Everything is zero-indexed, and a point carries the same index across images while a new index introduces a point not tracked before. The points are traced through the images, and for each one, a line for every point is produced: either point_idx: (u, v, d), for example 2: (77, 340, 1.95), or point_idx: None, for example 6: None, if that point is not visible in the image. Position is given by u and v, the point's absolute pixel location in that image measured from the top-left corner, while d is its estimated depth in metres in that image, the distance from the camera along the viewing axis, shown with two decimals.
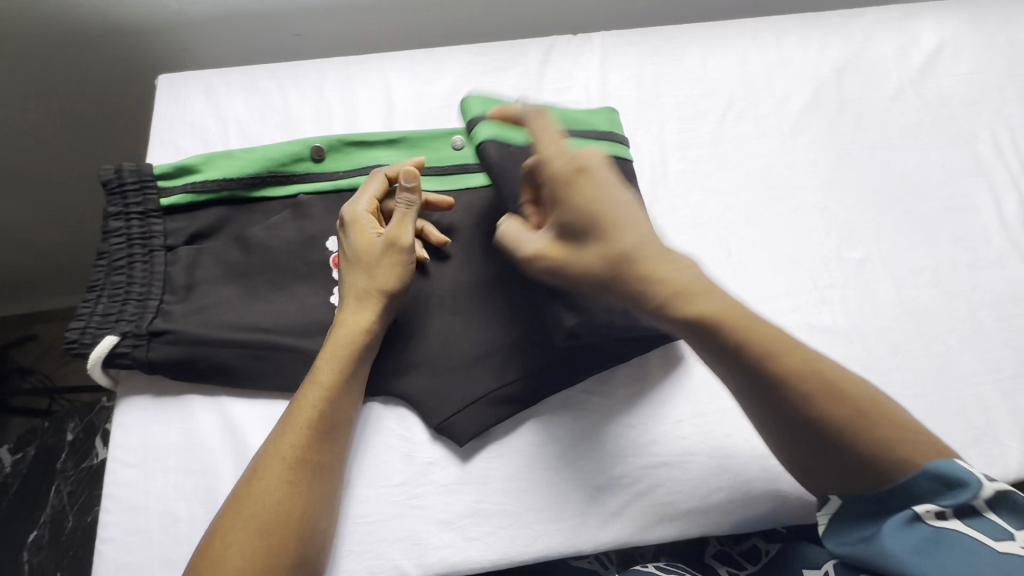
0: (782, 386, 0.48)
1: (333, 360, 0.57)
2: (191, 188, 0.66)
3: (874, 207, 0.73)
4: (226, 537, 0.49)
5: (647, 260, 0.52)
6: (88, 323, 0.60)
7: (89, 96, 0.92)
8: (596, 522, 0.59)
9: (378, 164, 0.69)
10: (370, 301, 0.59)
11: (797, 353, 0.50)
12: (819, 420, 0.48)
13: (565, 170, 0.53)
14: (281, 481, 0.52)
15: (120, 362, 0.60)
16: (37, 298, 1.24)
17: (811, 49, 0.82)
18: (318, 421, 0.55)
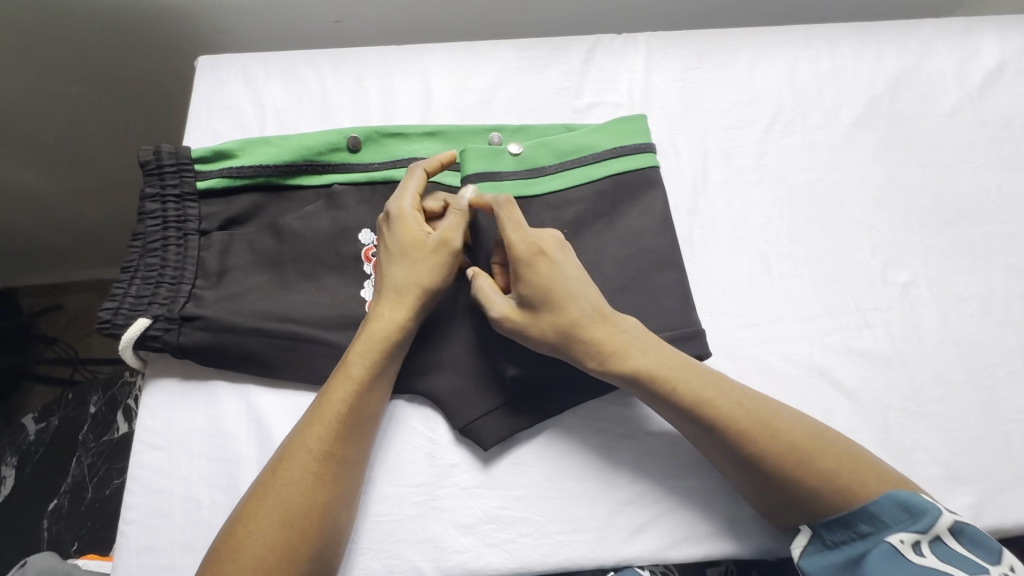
0: (722, 435, 0.53)
1: (366, 354, 0.56)
2: (228, 173, 0.65)
3: (923, 229, 0.71)
4: (248, 525, 0.49)
5: (598, 325, 0.56)
6: (121, 304, 0.60)
7: (129, 73, 0.93)
8: (618, 537, 0.58)
9: (415, 157, 0.68)
10: (407, 298, 0.58)
11: (745, 408, 0.53)
12: (747, 461, 0.52)
13: (526, 246, 0.57)
14: (307, 473, 0.51)
15: (152, 345, 0.60)
16: (66, 269, 1.26)
17: (865, 60, 0.79)
18: (347, 415, 0.54)
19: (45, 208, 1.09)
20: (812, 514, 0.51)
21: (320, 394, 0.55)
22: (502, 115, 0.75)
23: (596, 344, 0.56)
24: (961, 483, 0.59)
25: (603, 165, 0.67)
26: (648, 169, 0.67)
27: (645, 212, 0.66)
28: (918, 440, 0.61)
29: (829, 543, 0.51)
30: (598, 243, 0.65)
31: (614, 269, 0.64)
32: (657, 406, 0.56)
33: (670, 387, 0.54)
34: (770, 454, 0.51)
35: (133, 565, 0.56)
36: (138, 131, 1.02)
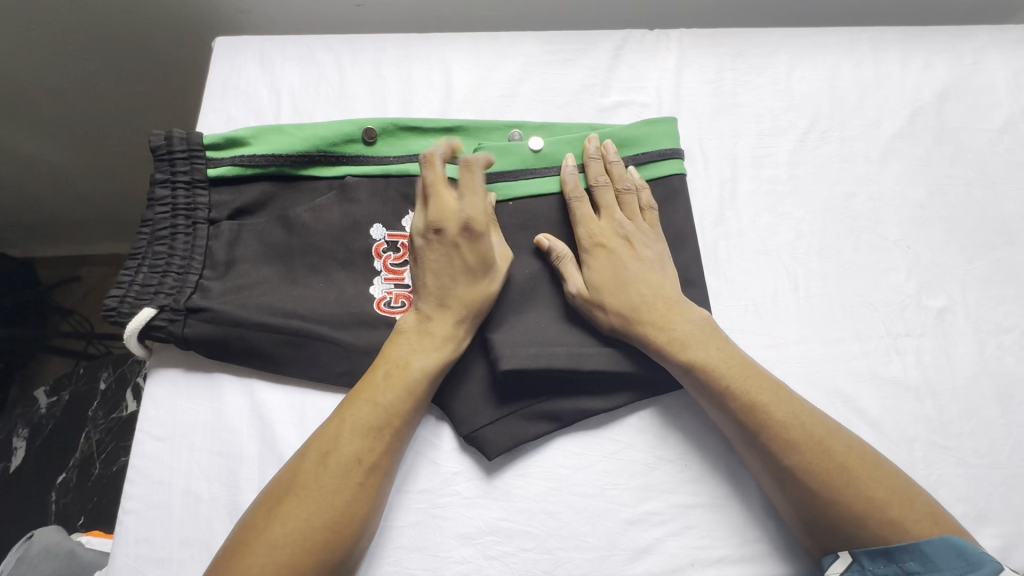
0: (780, 451, 0.52)
1: (423, 366, 0.54)
2: (240, 161, 0.64)
3: (964, 253, 0.67)
4: (287, 526, 0.47)
5: (662, 310, 0.57)
6: (127, 292, 0.60)
7: (147, 51, 0.91)
8: (622, 557, 0.56)
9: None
10: (466, 312, 0.57)
11: (805, 425, 0.52)
12: (788, 469, 0.51)
13: (596, 230, 0.60)
14: (352, 480, 0.50)
15: (157, 335, 0.59)
16: (82, 243, 1.26)
17: (912, 68, 0.74)
18: (399, 425, 0.53)
19: (62, 182, 1.09)
20: (840, 538, 0.50)
21: (371, 397, 0.53)
22: (524, 111, 0.72)
23: (655, 327, 0.56)
24: (987, 523, 0.56)
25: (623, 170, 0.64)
26: (673, 176, 0.64)
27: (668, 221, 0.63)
28: (945, 476, 0.58)
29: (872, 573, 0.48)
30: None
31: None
32: (709, 405, 0.55)
33: (722, 379, 0.54)
34: (817, 465, 0.51)
35: (130, 556, 0.56)
36: (156, 110, 1.01)
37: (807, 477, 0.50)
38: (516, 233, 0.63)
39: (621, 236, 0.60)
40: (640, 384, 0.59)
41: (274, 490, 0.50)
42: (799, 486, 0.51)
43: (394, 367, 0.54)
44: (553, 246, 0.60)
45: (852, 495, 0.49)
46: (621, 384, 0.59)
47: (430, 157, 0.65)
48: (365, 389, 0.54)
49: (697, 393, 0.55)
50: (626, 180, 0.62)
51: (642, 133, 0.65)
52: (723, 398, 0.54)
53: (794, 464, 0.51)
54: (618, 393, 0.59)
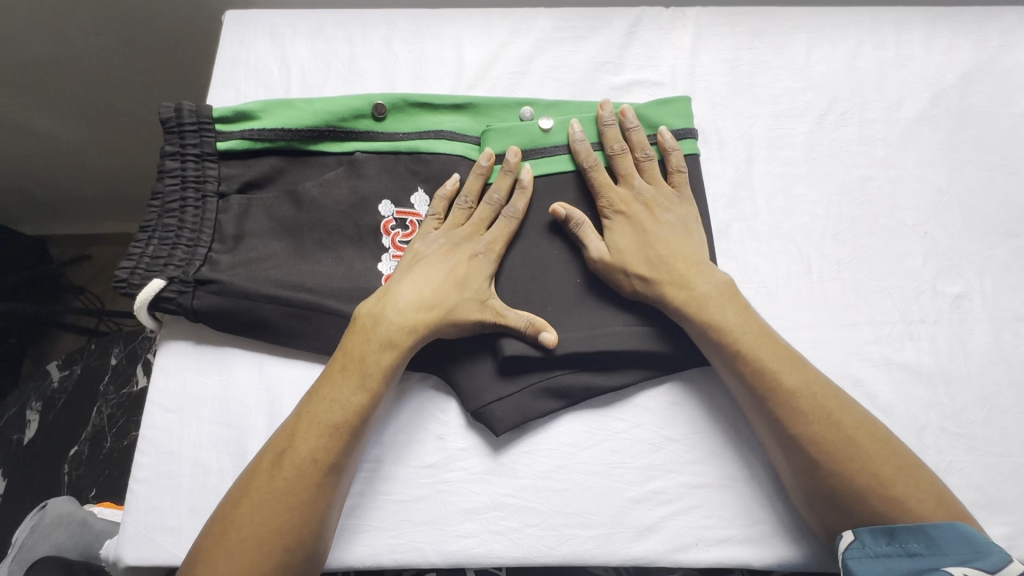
0: (786, 422, 0.52)
1: (374, 364, 0.54)
2: (248, 135, 0.63)
3: (983, 240, 0.65)
4: (243, 531, 0.48)
5: (682, 271, 0.56)
6: (138, 263, 0.60)
7: (158, 26, 0.91)
8: (626, 535, 0.56)
9: (442, 129, 0.65)
10: (427, 312, 0.55)
11: (812, 398, 0.52)
12: (793, 439, 0.51)
13: (614, 195, 0.60)
14: (307, 482, 0.50)
15: (166, 307, 0.60)
16: (94, 221, 1.27)
17: (936, 50, 0.72)
18: (351, 424, 0.52)
19: (73, 159, 1.09)
20: (844, 514, 0.50)
21: (331, 395, 0.53)
22: (536, 88, 0.71)
23: (676, 288, 0.55)
24: (997, 511, 0.56)
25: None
26: (685, 156, 0.63)
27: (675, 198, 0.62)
28: (956, 463, 0.57)
29: (875, 551, 0.48)
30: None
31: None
32: (724, 371, 0.55)
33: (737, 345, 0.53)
34: (824, 438, 0.50)
35: (141, 523, 0.57)
36: (165, 86, 1.01)
37: (811, 450, 0.50)
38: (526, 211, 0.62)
39: (640, 199, 0.60)
40: (648, 365, 0.59)
41: (233, 494, 0.51)
42: (803, 459, 0.51)
43: (351, 362, 0.54)
44: (568, 216, 0.59)
45: (858, 474, 0.49)
46: (629, 364, 0.59)
47: (440, 134, 0.65)
48: (324, 386, 0.54)
49: (711, 352, 0.55)
50: (646, 148, 0.62)
51: (654, 113, 0.64)
52: (735, 365, 0.54)
53: (802, 434, 0.51)
54: (625, 374, 0.59)
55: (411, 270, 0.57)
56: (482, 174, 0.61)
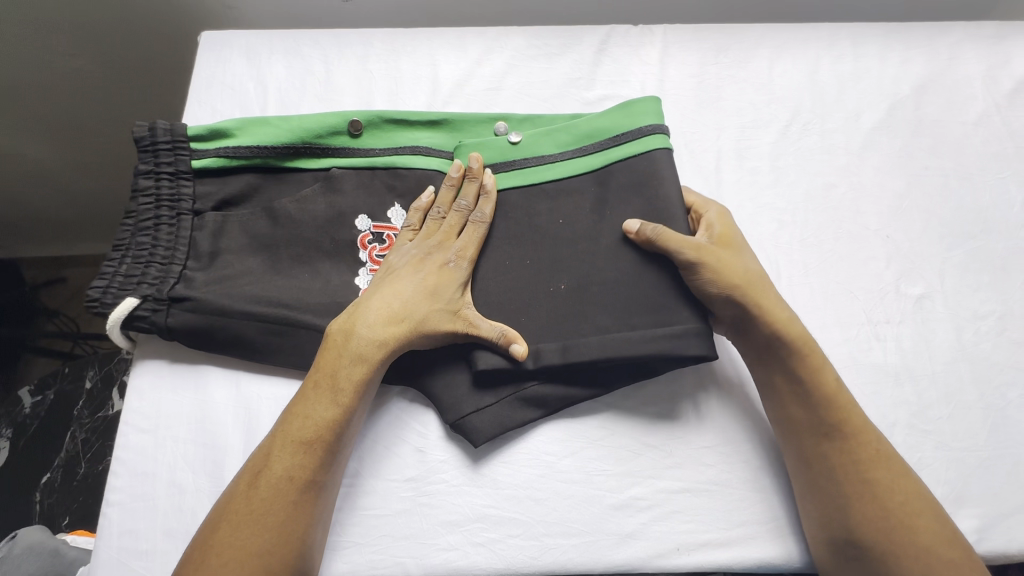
0: (845, 465, 0.53)
1: (350, 375, 0.54)
2: (223, 152, 0.64)
3: (942, 243, 0.68)
4: (222, 554, 0.48)
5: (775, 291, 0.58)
6: (111, 282, 0.60)
7: (140, 46, 0.93)
8: (607, 542, 0.57)
9: (418, 145, 0.66)
10: (401, 324, 0.56)
11: (869, 439, 0.54)
12: (852, 487, 0.52)
13: (716, 215, 0.62)
14: (286, 501, 0.50)
15: (139, 325, 0.59)
16: (69, 244, 1.26)
17: (891, 62, 0.76)
18: (326, 439, 0.52)
19: (44, 178, 1.08)
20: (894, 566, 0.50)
21: (304, 410, 0.53)
22: (509, 104, 0.73)
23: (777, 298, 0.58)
24: (966, 505, 0.57)
25: (603, 154, 0.63)
26: (659, 150, 0.62)
27: (648, 197, 0.61)
28: (925, 459, 0.59)
29: None
30: (594, 232, 0.61)
31: (612, 260, 0.60)
32: (796, 406, 0.56)
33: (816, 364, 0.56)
34: (881, 484, 0.52)
35: (114, 548, 0.56)
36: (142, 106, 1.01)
37: (867, 496, 0.52)
38: (501, 223, 0.63)
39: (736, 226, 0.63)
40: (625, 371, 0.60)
41: (212, 518, 0.50)
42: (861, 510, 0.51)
43: (323, 377, 0.54)
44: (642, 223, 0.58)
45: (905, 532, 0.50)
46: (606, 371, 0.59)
47: (417, 150, 0.66)
48: (300, 404, 0.54)
49: (774, 377, 0.57)
50: None
51: (621, 120, 0.64)
52: (803, 397, 0.55)
53: (851, 468, 0.53)
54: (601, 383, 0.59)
55: (394, 280, 0.58)
56: (451, 184, 0.62)
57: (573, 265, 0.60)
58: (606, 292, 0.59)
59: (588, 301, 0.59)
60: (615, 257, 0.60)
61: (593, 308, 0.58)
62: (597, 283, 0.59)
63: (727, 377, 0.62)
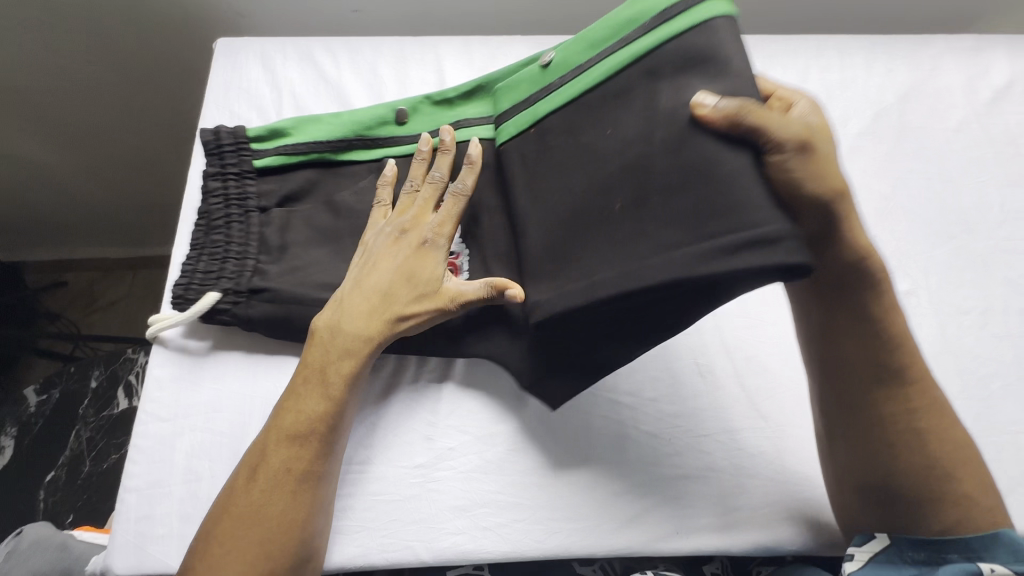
0: (895, 415, 0.53)
1: (342, 362, 0.56)
2: (283, 151, 0.67)
3: (926, 242, 0.71)
4: (226, 543, 0.50)
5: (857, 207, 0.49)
6: (191, 279, 0.63)
7: (153, 52, 0.95)
8: (610, 526, 0.59)
9: (461, 119, 0.65)
10: (382, 311, 0.57)
11: (924, 389, 0.53)
12: (898, 438, 0.52)
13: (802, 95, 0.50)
14: (284, 492, 0.52)
15: (221, 318, 0.63)
16: (75, 247, 1.27)
17: (876, 72, 0.80)
18: (318, 430, 0.54)
19: (52, 180, 1.10)
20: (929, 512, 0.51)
21: (295, 405, 0.55)
22: None
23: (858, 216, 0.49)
24: None
25: (640, 43, 0.51)
26: (711, 19, 0.48)
27: (723, 75, 0.47)
28: None
29: (907, 559, 0.51)
30: (645, 131, 0.49)
31: (669, 156, 0.47)
32: (857, 350, 0.53)
33: (887, 307, 0.52)
34: (928, 432, 0.52)
35: (130, 533, 0.57)
36: (152, 110, 1.04)
37: (914, 445, 0.52)
38: None
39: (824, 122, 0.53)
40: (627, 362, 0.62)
41: (216, 509, 0.52)
42: (907, 458, 0.52)
43: (313, 373, 0.56)
44: (716, 96, 0.46)
45: (942, 481, 0.52)
46: None
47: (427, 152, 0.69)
48: (292, 399, 0.55)
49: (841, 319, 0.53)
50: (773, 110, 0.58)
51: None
52: (876, 341, 0.52)
53: (899, 418, 0.52)
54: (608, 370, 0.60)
55: (372, 261, 0.59)
56: (424, 159, 0.62)
57: (626, 178, 0.49)
58: (668, 200, 0.47)
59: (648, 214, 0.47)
60: (673, 153, 0.47)
61: (654, 223, 0.47)
62: (657, 193, 0.47)
63: (725, 369, 0.65)
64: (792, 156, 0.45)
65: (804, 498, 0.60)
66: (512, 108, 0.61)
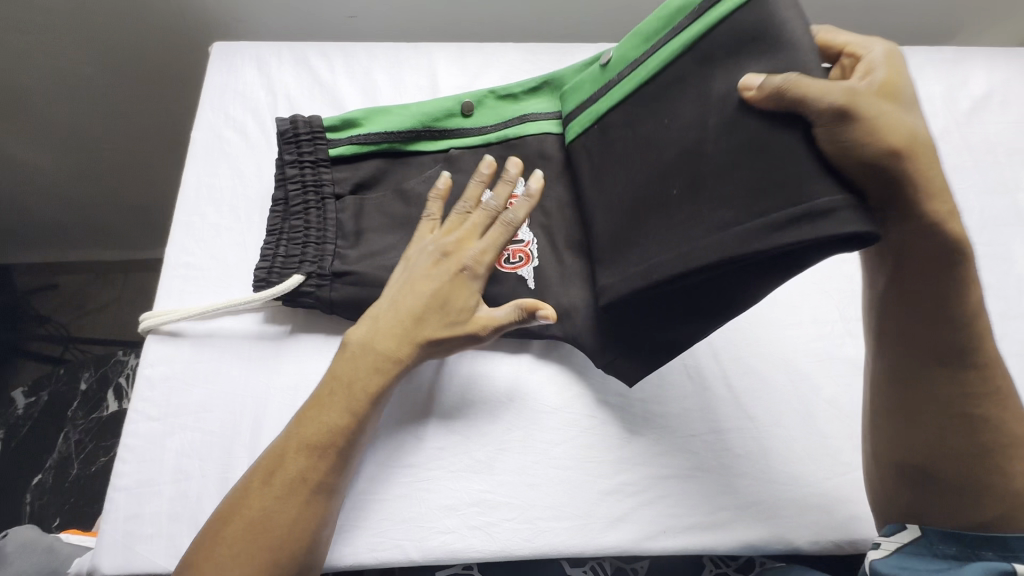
0: (955, 402, 0.52)
1: (369, 379, 0.56)
2: (356, 140, 0.69)
3: None
4: (234, 547, 0.50)
5: (933, 171, 0.45)
6: (273, 263, 0.64)
7: (149, 57, 0.96)
8: (599, 525, 0.59)
9: (526, 114, 0.70)
10: (414, 333, 0.57)
11: (993, 380, 0.52)
12: (951, 424, 0.52)
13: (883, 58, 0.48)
14: (298, 501, 0.52)
15: (303, 301, 0.63)
16: (66, 249, 1.27)
17: None
18: (339, 445, 0.55)
19: (43, 180, 1.09)
20: (965, 502, 0.52)
21: (319, 416, 0.55)
22: None
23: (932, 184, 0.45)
24: None
25: (697, 23, 0.53)
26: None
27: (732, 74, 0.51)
28: None
29: (938, 553, 0.53)
30: (701, 116, 0.51)
31: (727, 141, 0.49)
32: (921, 330, 0.51)
33: (965, 292, 0.49)
34: (984, 422, 0.52)
35: (119, 533, 0.57)
36: (147, 112, 1.04)
37: (971, 434, 0.52)
38: None
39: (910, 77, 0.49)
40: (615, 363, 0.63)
41: (223, 509, 0.52)
42: (959, 448, 0.52)
43: (339, 385, 0.56)
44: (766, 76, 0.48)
45: (988, 475, 0.52)
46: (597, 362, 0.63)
47: (421, 158, 0.70)
48: (315, 409, 0.55)
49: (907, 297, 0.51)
50: None
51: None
52: (953, 321, 0.50)
53: (968, 407, 0.52)
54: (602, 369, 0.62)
55: (411, 282, 0.58)
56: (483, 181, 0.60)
57: (682, 164, 0.52)
58: (722, 182, 0.49)
59: (705, 198, 0.50)
60: (729, 136, 0.49)
61: (709, 205, 0.50)
62: (712, 176, 0.50)
63: (712, 372, 0.66)
64: (841, 122, 0.43)
65: (790, 497, 0.61)
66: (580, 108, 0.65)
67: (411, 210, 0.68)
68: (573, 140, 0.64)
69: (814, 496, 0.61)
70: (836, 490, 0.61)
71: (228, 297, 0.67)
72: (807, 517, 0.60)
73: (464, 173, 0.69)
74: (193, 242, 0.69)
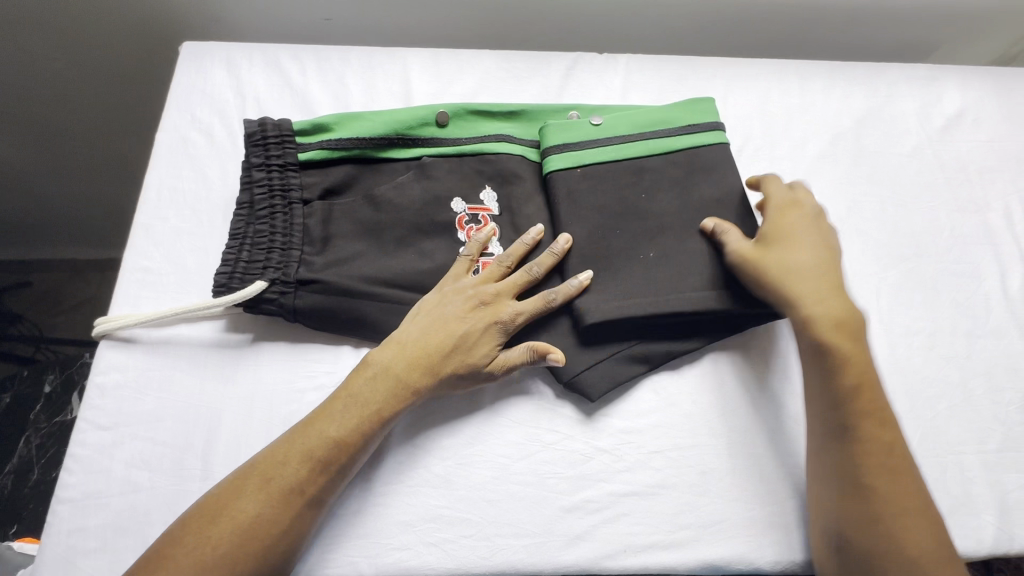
0: (854, 464, 0.54)
1: (381, 403, 0.56)
2: (327, 144, 0.68)
3: (878, 262, 0.73)
4: (218, 550, 0.49)
5: (815, 289, 0.58)
6: (234, 268, 0.62)
7: (122, 54, 0.94)
8: (557, 543, 0.58)
9: (502, 134, 0.71)
10: (437, 365, 0.58)
11: (892, 450, 0.55)
12: (855, 486, 0.54)
13: (784, 197, 0.65)
14: (294, 510, 0.52)
15: (267, 307, 0.62)
16: (37, 248, 1.25)
17: (834, 98, 0.82)
18: (337, 464, 0.54)
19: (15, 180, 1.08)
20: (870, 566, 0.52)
21: (324, 428, 0.54)
22: None
23: (814, 299, 0.58)
24: None
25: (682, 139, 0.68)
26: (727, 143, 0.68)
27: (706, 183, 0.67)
28: None
29: None
30: (678, 205, 0.66)
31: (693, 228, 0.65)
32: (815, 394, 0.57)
33: (846, 374, 0.56)
34: (886, 491, 0.53)
35: (62, 546, 0.55)
36: (120, 110, 1.02)
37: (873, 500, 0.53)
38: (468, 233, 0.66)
39: (811, 214, 0.64)
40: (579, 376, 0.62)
41: (211, 506, 0.51)
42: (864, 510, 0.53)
43: (353, 400, 0.56)
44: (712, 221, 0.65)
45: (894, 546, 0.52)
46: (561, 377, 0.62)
47: (390, 164, 0.69)
48: (321, 419, 0.55)
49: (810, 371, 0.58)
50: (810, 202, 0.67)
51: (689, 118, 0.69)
52: (834, 393, 0.56)
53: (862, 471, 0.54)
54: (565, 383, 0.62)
55: (443, 320, 0.59)
56: (529, 243, 0.63)
57: (655, 233, 0.64)
58: (693, 258, 0.63)
59: (677, 263, 0.63)
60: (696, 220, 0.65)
61: (680, 270, 0.63)
62: (683, 249, 0.64)
63: (678, 387, 0.65)
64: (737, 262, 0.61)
65: (752, 516, 0.60)
66: (564, 147, 0.67)
67: (377, 218, 0.66)
68: (553, 173, 0.66)
69: (778, 516, 0.60)
70: (800, 509, 0.61)
71: (186, 303, 0.65)
72: (769, 537, 0.59)
73: (432, 180, 0.68)
74: (152, 246, 0.68)
